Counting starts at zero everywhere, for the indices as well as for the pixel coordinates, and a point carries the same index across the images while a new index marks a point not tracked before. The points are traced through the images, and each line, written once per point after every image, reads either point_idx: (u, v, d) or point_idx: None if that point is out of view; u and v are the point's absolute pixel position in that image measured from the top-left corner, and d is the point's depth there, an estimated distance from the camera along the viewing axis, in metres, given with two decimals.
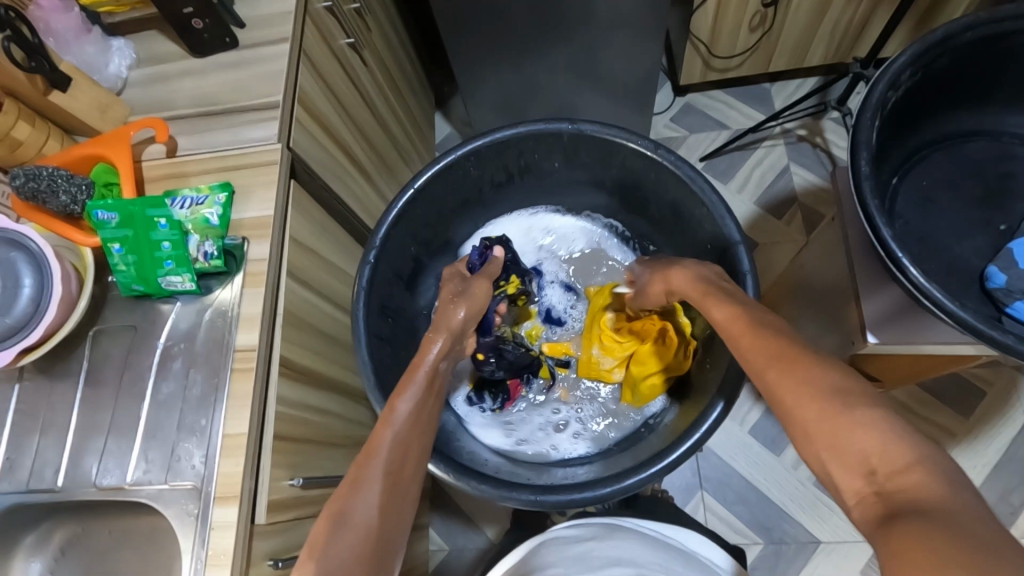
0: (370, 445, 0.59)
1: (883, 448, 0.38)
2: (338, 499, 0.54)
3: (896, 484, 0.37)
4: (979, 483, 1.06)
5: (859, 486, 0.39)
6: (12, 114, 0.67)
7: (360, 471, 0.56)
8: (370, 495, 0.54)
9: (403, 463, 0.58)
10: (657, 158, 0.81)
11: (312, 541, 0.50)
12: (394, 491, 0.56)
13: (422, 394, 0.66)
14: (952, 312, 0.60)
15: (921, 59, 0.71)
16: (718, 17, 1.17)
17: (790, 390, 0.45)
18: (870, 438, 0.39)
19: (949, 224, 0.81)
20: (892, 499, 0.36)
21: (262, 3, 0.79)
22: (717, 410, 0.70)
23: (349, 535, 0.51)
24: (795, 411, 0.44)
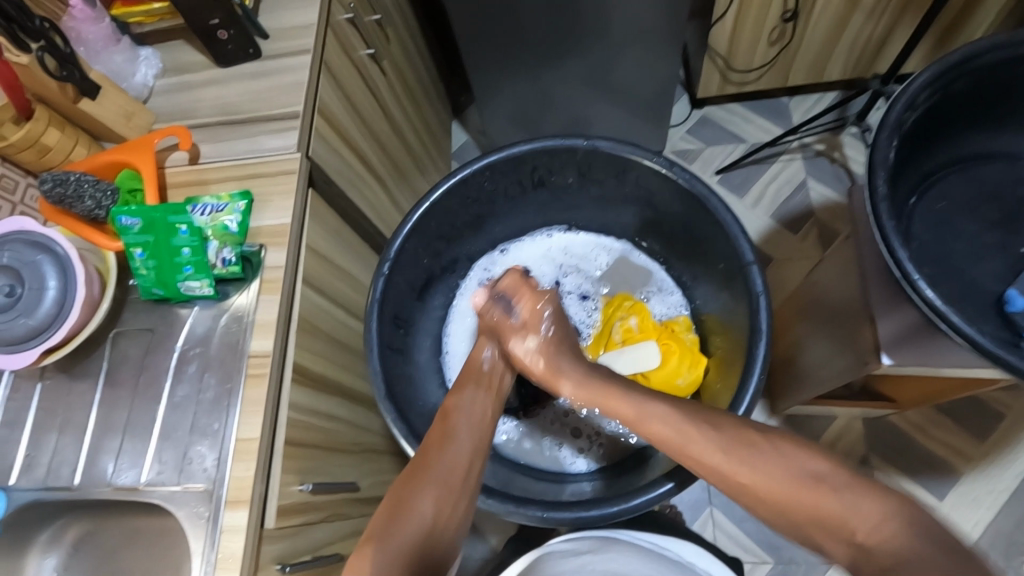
0: (423, 452, 0.62)
1: (846, 515, 0.48)
2: (399, 496, 0.57)
3: (872, 542, 0.46)
4: (997, 508, 1.04)
5: (839, 547, 0.48)
6: (43, 121, 0.70)
7: (417, 477, 0.59)
8: (427, 497, 0.57)
9: (455, 470, 0.60)
10: (671, 176, 0.81)
11: (373, 531, 0.54)
12: (453, 496, 0.58)
13: (478, 394, 0.69)
14: (968, 336, 0.59)
15: (940, 81, 0.70)
16: (736, 31, 1.17)
17: (746, 474, 0.54)
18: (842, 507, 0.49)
19: (967, 245, 0.80)
20: (868, 552, 0.46)
21: (285, 15, 0.80)
22: (665, 487, 0.68)
23: (414, 530, 0.54)
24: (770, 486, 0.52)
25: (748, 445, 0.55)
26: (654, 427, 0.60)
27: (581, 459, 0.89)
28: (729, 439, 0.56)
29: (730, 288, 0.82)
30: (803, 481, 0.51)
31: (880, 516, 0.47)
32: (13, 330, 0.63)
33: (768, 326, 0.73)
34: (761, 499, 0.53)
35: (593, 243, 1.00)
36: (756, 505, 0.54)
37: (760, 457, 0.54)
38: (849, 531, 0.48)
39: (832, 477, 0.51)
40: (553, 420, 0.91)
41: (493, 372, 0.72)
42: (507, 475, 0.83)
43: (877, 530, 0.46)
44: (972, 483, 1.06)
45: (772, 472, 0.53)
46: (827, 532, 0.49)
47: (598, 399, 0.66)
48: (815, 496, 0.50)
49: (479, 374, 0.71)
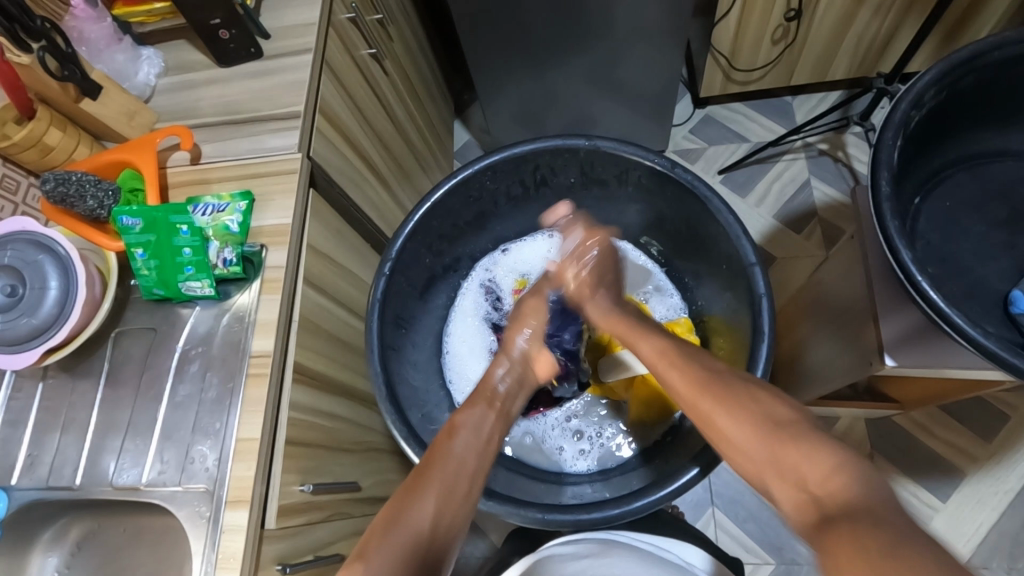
0: (428, 458, 0.60)
1: (803, 464, 0.46)
2: (392, 506, 0.55)
3: (825, 490, 0.43)
4: (1001, 509, 1.03)
5: (795, 496, 0.46)
6: (45, 121, 0.70)
7: (417, 481, 0.57)
8: (424, 502, 0.55)
9: (456, 478, 0.58)
10: (674, 176, 0.81)
11: (363, 545, 0.52)
12: (453, 498, 0.57)
13: (488, 414, 0.66)
14: (972, 337, 0.59)
15: (945, 80, 0.70)
16: (739, 29, 1.16)
17: (728, 424, 0.53)
18: (806, 462, 0.46)
19: (972, 245, 0.79)
20: (822, 503, 0.43)
21: (287, 14, 0.80)
22: (690, 475, 0.69)
23: (401, 537, 0.52)
24: (741, 442, 0.52)
25: (731, 394, 0.55)
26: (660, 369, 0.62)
27: (582, 462, 0.89)
28: (716, 387, 0.56)
29: (733, 290, 0.81)
30: (769, 432, 0.50)
31: (834, 469, 0.44)
32: (15, 330, 0.63)
33: (771, 327, 0.72)
34: (739, 450, 0.52)
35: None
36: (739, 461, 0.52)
37: (741, 409, 0.53)
38: (803, 481, 0.45)
39: (800, 432, 0.49)
40: (556, 423, 0.91)
41: (508, 394, 0.70)
42: (508, 477, 0.83)
43: (829, 482, 0.44)
44: (977, 484, 1.06)
45: (748, 430, 0.51)
46: (781, 479, 0.47)
47: (618, 331, 0.71)
48: (780, 447, 0.48)
49: (493, 395, 0.68)
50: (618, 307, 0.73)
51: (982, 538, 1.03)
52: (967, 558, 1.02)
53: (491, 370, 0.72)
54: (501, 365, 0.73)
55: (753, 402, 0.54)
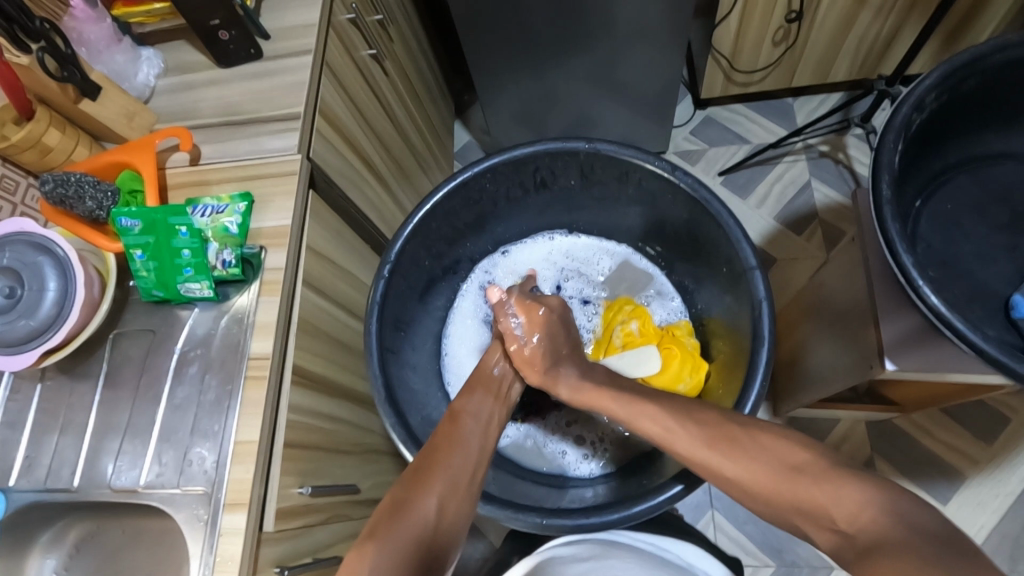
0: (433, 445, 0.63)
1: (827, 503, 0.48)
2: (398, 494, 0.57)
3: (857, 527, 0.46)
4: (1002, 513, 1.03)
5: (829, 536, 0.48)
6: (44, 121, 0.70)
7: (422, 473, 0.59)
8: (431, 493, 0.57)
9: (462, 464, 0.61)
10: (674, 179, 0.80)
11: (372, 526, 0.54)
12: (456, 493, 0.58)
13: (485, 399, 0.70)
14: (973, 341, 0.59)
15: (946, 83, 0.69)
16: (740, 30, 1.16)
17: (737, 471, 0.56)
18: (831, 494, 0.49)
19: (974, 248, 0.79)
20: (854, 539, 0.46)
21: (287, 15, 0.80)
22: (687, 481, 0.68)
23: (410, 526, 0.54)
24: (751, 484, 0.55)
25: (726, 440, 0.59)
26: (657, 429, 0.63)
27: (584, 465, 0.88)
28: (722, 438, 0.59)
29: (733, 293, 0.81)
30: (783, 475, 0.53)
31: (860, 503, 0.47)
32: (15, 331, 0.63)
33: (771, 332, 0.72)
34: (754, 496, 0.55)
35: (594, 246, 0.99)
36: (758, 506, 0.55)
37: (747, 454, 0.56)
38: (832, 520, 0.48)
39: (805, 470, 0.52)
40: (557, 427, 0.91)
41: (501, 377, 0.74)
42: (507, 479, 0.83)
43: (859, 516, 0.46)
44: (977, 487, 1.05)
45: (760, 471, 0.54)
46: (809, 520, 0.50)
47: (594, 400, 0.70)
48: (797, 487, 0.51)
49: (489, 380, 0.73)
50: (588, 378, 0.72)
51: (983, 541, 1.02)
52: None
53: (486, 357, 0.76)
54: (495, 354, 0.76)
55: (755, 442, 0.57)
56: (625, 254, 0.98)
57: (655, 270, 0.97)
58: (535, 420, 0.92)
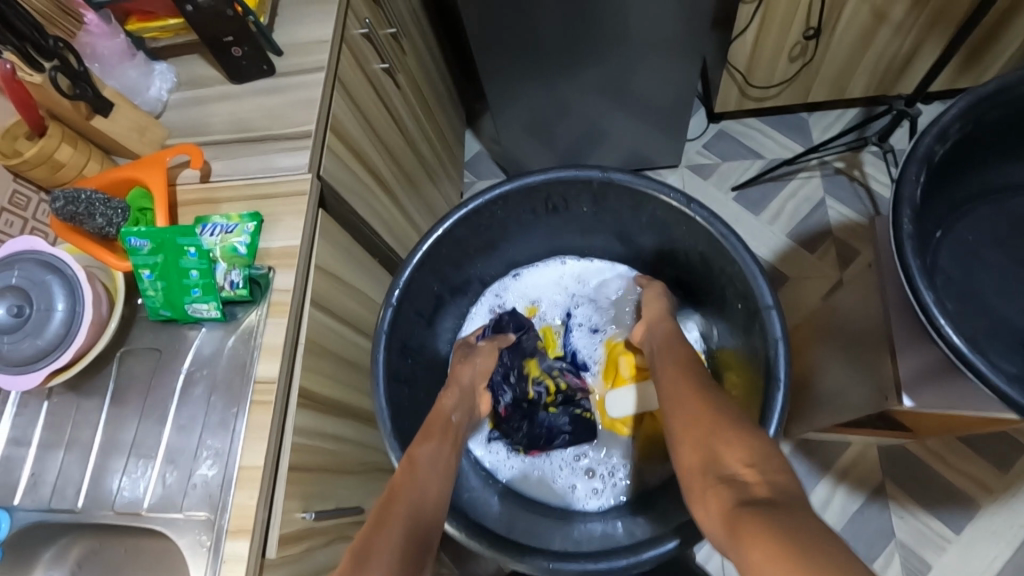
0: (391, 494, 0.62)
1: (748, 455, 0.53)
2: (362, 537, 0.56)
3: (760, 480, 0.50)
4: (1017, 543, 1.01)
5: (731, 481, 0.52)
6: (56, 137, 0.70)
7: (383, 514, 0.59)
8: (392, 530, 0.57)
9: (425, 500, 0.63)
10: (689, 212, 0.79)
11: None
12: (417, 524, 0.60)
13: (442, 448, 0.71)
14: (994, 384, 0.57)
15: (970, 113, 0.68)
16: (757, 47, 1.14)
17: (701, 409, 0.61)
18: (753, 455, 0.53)
19: (995, 279, 0.77)
20: (753, 487, 0.50)
21: (299, 30, 0.80)
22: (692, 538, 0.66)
23: (377, 563, 0.53)
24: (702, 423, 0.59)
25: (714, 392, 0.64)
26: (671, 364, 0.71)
27: (594, 500, 0.86)
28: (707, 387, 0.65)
29: (744, 325, 0.80)
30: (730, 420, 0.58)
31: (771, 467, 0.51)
32: (21, 351, 0.62)
33: (786, 373, 0.70)
34: (693, 432, 0.60)
35: (606, 271, 0.98)
36: (689, 443, 0.60)
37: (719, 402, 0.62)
38: (744, 464, 0.52)
39: (749, 425, 0.57)
40: (565, 462, 0.89)
41: (459, 423, 0.77)
42: (512, 514, 0.83)
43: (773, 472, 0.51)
44: (992, 516, 1.03)
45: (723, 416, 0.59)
46: (725, 464, 0.54)
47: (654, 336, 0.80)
48: (736, 435, 0.55)
49: (446, 425, 0.75)
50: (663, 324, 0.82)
51: (996, 571, 1.00)
52: None
53: (444, 404, 0.79)
54: (453, 399, 0.79)
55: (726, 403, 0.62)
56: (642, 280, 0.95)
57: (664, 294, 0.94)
58: (540, 453, 0.90)
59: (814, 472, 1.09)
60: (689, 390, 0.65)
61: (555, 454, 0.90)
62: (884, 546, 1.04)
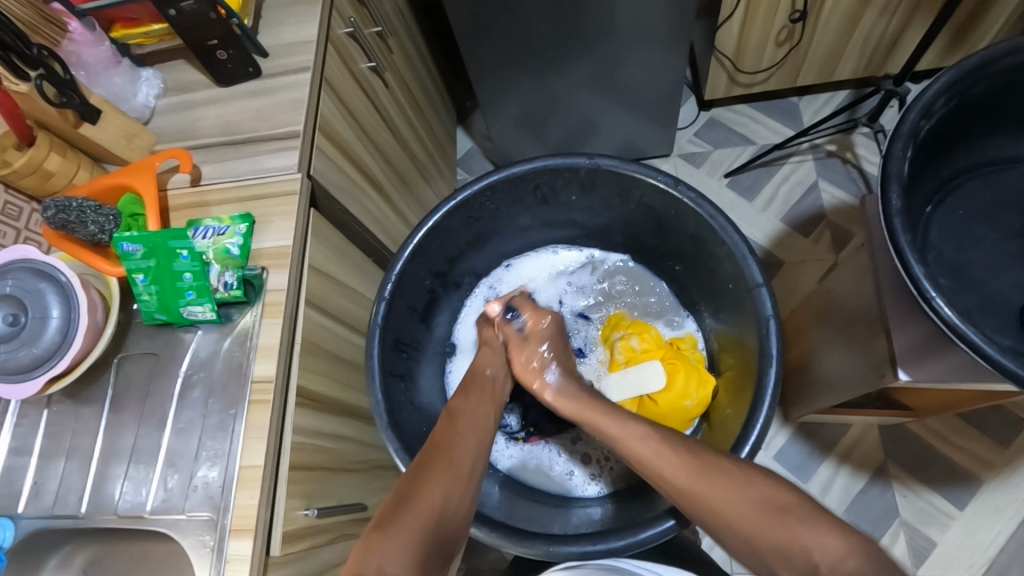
0: (433, 445, 0.66)
1: (809, 548, 0.53)
2: (404, 486, 0.61)
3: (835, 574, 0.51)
4: (1020, 518, 1.01)
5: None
6: (44, 147, 0.70)
7: (423, 465, 0.63)
8: (432, 484, 0.61)
9: (461, 463, 0.64)
10: (677, 195, 0.79)
11: (379, 516, 0.58)
12: (459, 480, 0.63)
13: (481, 400, 0.75)
14: (985, 352, 0.57)
15: (956, 88, 0.68)
16: (744, 32, 1.14)
17: (721, 503, 0.59)
18: (809, 544, 0.53)
19: (986, 254, 0.77)
20: None
21: (285, 32, 0.80)
22: None
23: (415, 510, 0.58)
24: (734, 519, 0.58)
25: (720, 471, 0.61)
26: (646, 457, 0.66)
27: (592, 486, 0.87)
28: (703, 468, 0.62)
29: (736, 307, 0.81)
30: (764, 512, 0.57)
31: (839, 552, 0.52)
32: (18, 360, 0.63)
33: (778, 350, 0.71)
34: (731, 531, 0.59)
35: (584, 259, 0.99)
36: (731, 536, 0.59)
37: (732, 484, 0.60)
38: (813, 563, 0.52)
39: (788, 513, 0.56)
40: (562, 446, 0.91)
41: (495, 376, 0.80)
42: (511, 503, 0.83)
43: (837, 563, 0.51)
44: (994, 492, 1.04)
45: (747, 502, 0.58)
46: (787, 563, 0.54)
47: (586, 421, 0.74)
48: (782, 530, 0.55)
49: (483, 378, 0.78)
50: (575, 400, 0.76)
51: (1000, 547, 1.01)
52: (985, 566, 1.00)
53: (480, 360, 0.82)
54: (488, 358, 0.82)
55: (743, 475, 0.60)
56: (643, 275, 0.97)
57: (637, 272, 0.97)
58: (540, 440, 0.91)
59: (815, 455, 1.09)
60: (687, 475, 0.62)
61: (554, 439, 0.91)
62: (888, 525, 1.04)
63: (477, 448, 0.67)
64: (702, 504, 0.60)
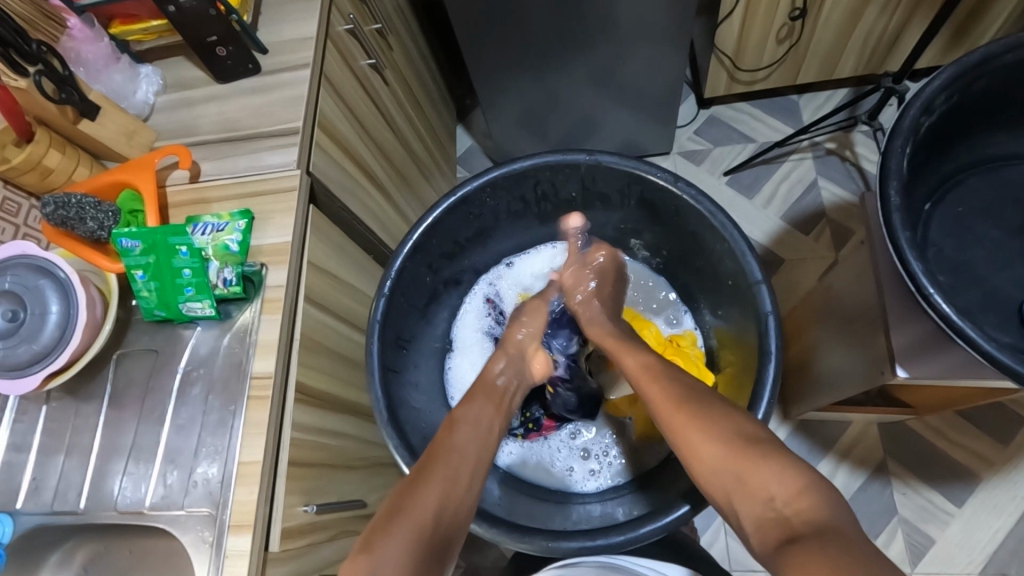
0: (431, 454, 0.65)
1: (771, 484, 0.52)
2: (399, 495, 0.60)
3: (794, 510, 0.49)
4: (1019, 515, 1.01)
5: (765, 515, 0.51)
6: (44, 143, 0.70)
7: (419, 475, 0.62)
8: (427, 493, 0.60)
9: (460, 469, 0.64)
10: (677, 191, 0.79)
11: (371, 528, 0.57)
12: (453, 489, 0.62)
13: (486, 406, 0.72)
14: (983, 348, 0.57)
15: (956, 84, 0.68)
16: (744, 30, 1.14)
17: (698, 438, 0.59)
18: (773, 479, 0.52)
19: (986, 251, 0.77)
20: (790, 523, 0.49)
21: (284, 28, 0.80)
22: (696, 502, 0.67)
23: (408, 521, 0.57)
24: (706, 458, 0.57)
25: (706, 412, 0.60)
26: (643, 386, 0.67)
27: (592, 482, 0.88)
28: (690, 401, 0.62)
29: (736, 304, 0.81)
30: (736, 447, 0.56)
31: (798, 490, 0.50)
32: (17, 356, 0.63)
33: (777, 347, 0.72)
34: (703, 464, 0.58)
35: None
36: (709, 478, 0.58)
37: (712, 421, 0.59)
38: (774, 500, 0.51)
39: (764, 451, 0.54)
40: (562, 443, 0.91)
41: (506, 386, 0.77)
42: (511, 499, 0.83)
43: (797, 501, 0.50)
44: (993, 490, 1.04)
45: (721, 442, 0.57)
46: (750, 500, 0.53)
47: (610, 343, 0.77)
48: (748, 465, 0.54)
49: (492, 388, 0.75)
50: (612, 320, 0.80)
51: (998, 545, 1.01)
52: (984, 563, 1.00)
53: (490, 367, 0.79)
54: (499, 361, 0.79)
55: (723, 418, 0.59)
56: (643, 273, 0.97)
57: (636, 268, 0.97)
58: (540, 436, 0.91)
59: (815, 453, 1.09)
60: (670, 407, 0.62)
61: (555, 436, 0.91)
62: (887, 523, 1.04)
63: (477, 447, 0.67)
64: (680, 436, 0.60)
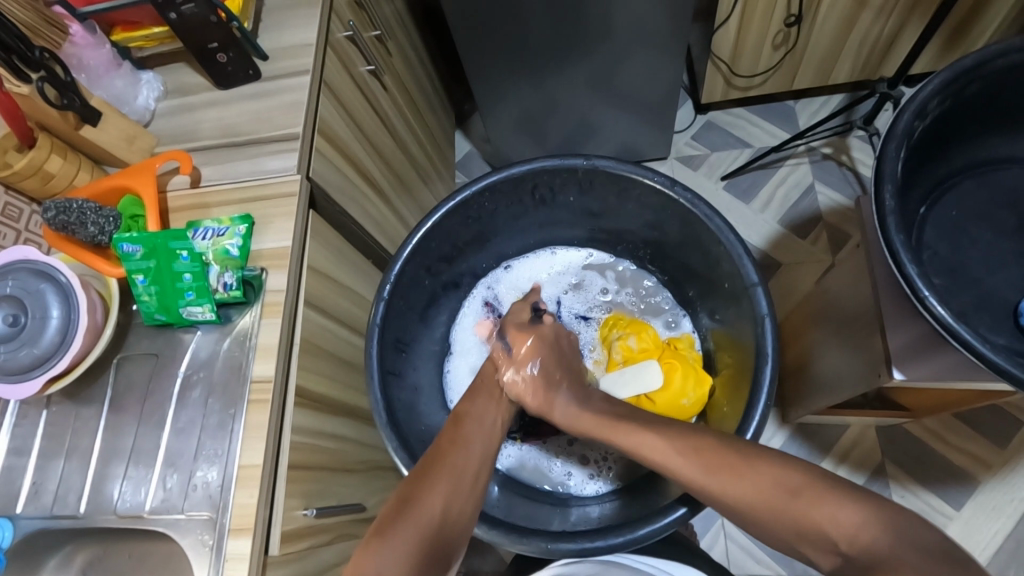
0: (439, 450, 0.66)
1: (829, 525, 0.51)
2: (407, 488, 0.61)
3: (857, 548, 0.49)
4: (1017, 517, 1.02)
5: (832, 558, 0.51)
6: (46, 148, 0.71)
7: (427, 470, 0.63)
8: (435, 489, 0.61)
9: (464, 467, 0.64)
10: (673, 194, 0.80)
11: (381, 520, 0.58)
12: (461, 488, 0.62)
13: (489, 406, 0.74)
14: (978, 350, 0.58)
15: (948, 89, 0.68)
16: (740, 35, 1.15)
17: (731, 488, 0.58)
18: (824, 513, 0.52)
19: (981, 254, 0.78)
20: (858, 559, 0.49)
21: (285, 34, 0.80)
22: (689, 505, 0.67)
23: (417, 515, 0.58)
24: (750, 505, 0.57)
25: (727, 461, 0.60)
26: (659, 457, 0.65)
27: (591, 485, 0.88)
28: (713, 458, 0.61)
29: (733, 308, 0.81)
30: (774, 489, 0.56)
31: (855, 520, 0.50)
32: (18, 360, 0.63)
33: (773, 348, 0.72)
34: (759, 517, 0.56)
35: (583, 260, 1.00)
36: (762, 524, 0.56)
37: (741, 470, 0.58)
38: (833, 540, 0.51)
39: (803, 483, 0.55)
40: (560, 448, 0.91)
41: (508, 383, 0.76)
42: (510, 502, 0.83)
43: (859, 534, 0.49)
44: (991, 492, 1.04)
45: (759, 485, 0.57)
46: (812, 543, 0.53)
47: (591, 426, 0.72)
48: (796, 506, 0.54)
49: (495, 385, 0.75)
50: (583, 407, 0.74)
51: (997, 548, 1.01)
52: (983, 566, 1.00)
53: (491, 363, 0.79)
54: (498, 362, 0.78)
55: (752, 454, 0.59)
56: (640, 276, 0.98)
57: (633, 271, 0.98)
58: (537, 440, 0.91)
59: (813, 456, 1.09)
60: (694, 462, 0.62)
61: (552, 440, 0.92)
62: None
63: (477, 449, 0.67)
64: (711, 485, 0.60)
